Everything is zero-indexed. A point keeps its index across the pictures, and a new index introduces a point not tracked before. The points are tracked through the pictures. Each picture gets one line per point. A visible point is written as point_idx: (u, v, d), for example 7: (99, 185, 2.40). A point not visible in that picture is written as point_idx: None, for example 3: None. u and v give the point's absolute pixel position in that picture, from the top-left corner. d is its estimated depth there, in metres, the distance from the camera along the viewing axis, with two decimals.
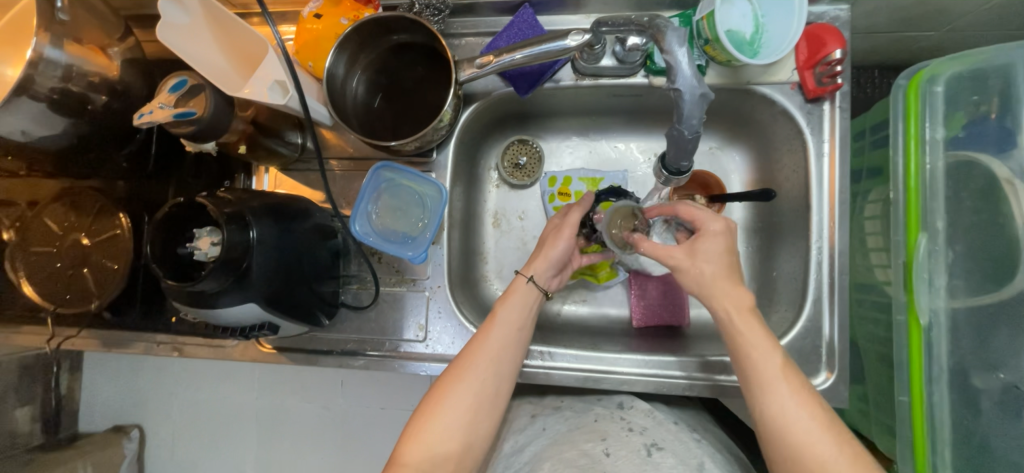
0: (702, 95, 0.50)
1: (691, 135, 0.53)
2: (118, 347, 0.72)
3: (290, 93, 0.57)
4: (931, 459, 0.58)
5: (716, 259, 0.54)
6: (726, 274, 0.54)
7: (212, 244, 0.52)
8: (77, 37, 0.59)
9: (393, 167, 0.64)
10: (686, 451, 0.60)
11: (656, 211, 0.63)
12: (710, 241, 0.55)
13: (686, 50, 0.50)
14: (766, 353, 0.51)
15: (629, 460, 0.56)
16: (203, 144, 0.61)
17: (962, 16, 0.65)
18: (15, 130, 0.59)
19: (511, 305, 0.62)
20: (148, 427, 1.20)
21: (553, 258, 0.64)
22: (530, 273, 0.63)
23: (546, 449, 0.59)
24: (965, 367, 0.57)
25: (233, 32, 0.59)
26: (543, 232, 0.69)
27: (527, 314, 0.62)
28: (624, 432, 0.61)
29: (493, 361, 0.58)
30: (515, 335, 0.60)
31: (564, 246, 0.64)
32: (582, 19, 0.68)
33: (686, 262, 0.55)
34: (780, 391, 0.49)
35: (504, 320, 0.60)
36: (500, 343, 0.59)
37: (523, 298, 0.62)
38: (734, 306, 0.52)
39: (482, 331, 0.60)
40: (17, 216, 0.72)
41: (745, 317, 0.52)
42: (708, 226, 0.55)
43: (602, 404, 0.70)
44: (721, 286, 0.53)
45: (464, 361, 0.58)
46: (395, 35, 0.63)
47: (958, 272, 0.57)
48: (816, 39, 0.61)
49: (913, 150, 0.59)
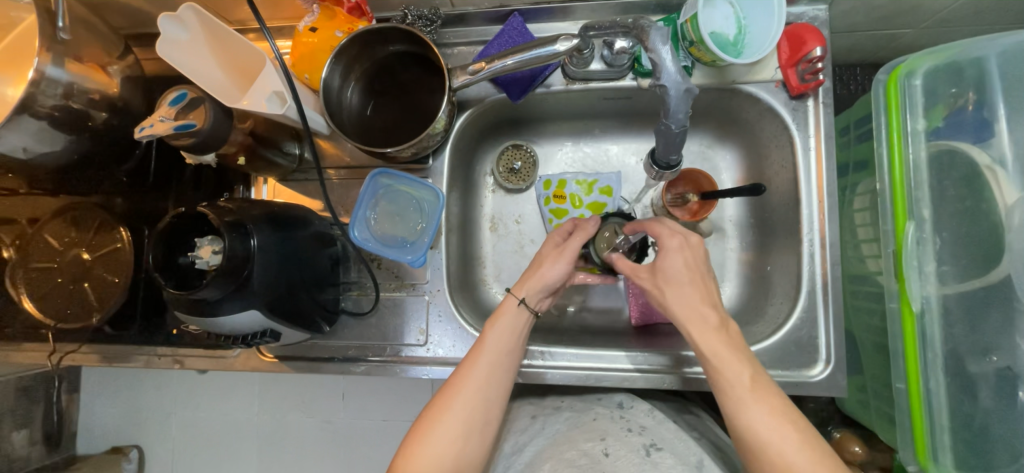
0: (686, 91, 0.52)
1: (678, 129, 0.55)
2: (118, 361, 0.72)
3: (288, 103, 0.59)
4: (932, 445, 0.59)
5: (677, 275, 0.55)
6: (690, 291, 0.54)
7: (213, 252, 0.53)
8: (77, 56, 0.60)
9: (390, 173, 0.65)
10: (685, 450, 0.61)
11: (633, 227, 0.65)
12: (669, 257, 0.56)
13: (670, 48, 0.51)
14: (736, 371, 0.50)
15: (628, 460, 0.56)
16: (203, 156, 0.62)
17: (937, 13, 0.67)
18: (15, 147, 0.60)
19: (499, 329, 0.61)
20: (147, 447, 1.19)
21: (548, 281, 0.63)
22: (521, 293, 0.62)
23: (547, 449, 0.60)
24: (959, 354, 0.58)
25: (231, 47, 0.61)
26: (542, 249, 0.67)
27: (516, 336, 0.62)
28: (623, 432, 0.62)
29: (482, 386, 0.58)
30: (503, 358, 0.60)
31: (560, 270, 0.63)
32: (570, 25, 0.70)
33: (650, 281, 0.58)
34: (746, 405, 0.49)
35: (492, 345, 0.60)
36: (488, 369, 0.59)
37: (512, 320, 0.62)
38: (695, 328, 0.53)
39: (469, 358, 0.60)
40: (17, 233, 0.74)
41: (709, 337, 0.52)
42: (664, 242, 0.57)
43: (602, 403, 0.70)
44: (684, 306, 0.54)
45: (452, 389, 0.58)
46: (392, 45, 0.65)
47: (946, 258, 0.58)
48: (796, 38, 0.63)
49: (896, 143, 0.61)
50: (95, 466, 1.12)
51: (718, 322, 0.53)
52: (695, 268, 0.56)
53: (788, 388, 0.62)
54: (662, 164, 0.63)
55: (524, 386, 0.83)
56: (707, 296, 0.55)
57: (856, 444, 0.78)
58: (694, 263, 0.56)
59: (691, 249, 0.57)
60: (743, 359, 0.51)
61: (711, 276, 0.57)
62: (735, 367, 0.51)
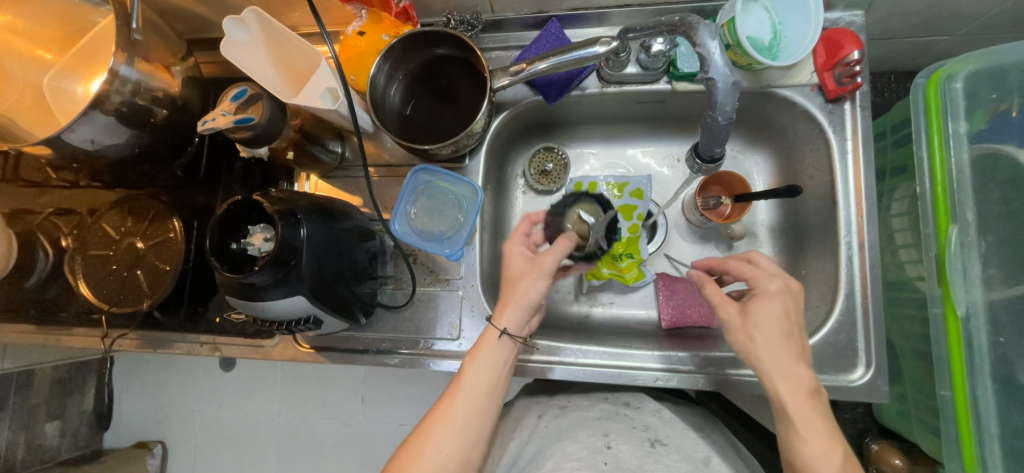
0: (735, 83, 0.54)
1: (725, 121, 0.56)
2: (161, 348, 0.76)
3: (340, 99, 0.62)
4: (980, 457, 0.57)
5: (775, 323, 0.54)
6: (783, 345, 0.53)
7: (265, 240, 0.56)
8: (146, 56, 0.64)
9: (430, 169, 0.68)
10: (690, 446, 0.61)
11: (704, 262, 0.66)
12: (767, 304, 0.55)
13: (719, 42, 0.53)
14: (811, 427, 0.50)
15: (632, 452, 0.58)
16: (256, 150, 0.65)
17: (976, 20, 0.67)
18: (85, 140, 0.63)
19: (478, 365, 0.58)
20: (171, 443, 1.22)
21: (528, 303, 0.60)
22: (502, 325, 0.59)
23: (551, 446, 0.60)
24: (1008, 358, 0.56)
25: (287, 48, 0.64)
26: (508, 271, 0.63)
27: (495, 374, 0.59)
28: (628, 428, 0.62)
29: (454, 432, 0.55)
30: (484, 397, 0.57)
31: (539, 289, 0.60)
32: (605, 31, 0.73)
33: (737, 323, 0.56)
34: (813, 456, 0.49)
35: (470, 383, 0.57)
36: (462, 412, 0.56)
37: (494, 356, 0.59)
38: (786, 385, 0.52)
39: (444, 400, 0.57)
40: (77, 223, 0.78)
41: (800, 399, 0.51)
42: (766, 286, 0.56)
43: (609, 402, 0.71)
44: (780, 362, 0.52)
45: (423, 434, 0.56)
46: (439, 48, 0.69)
47: (992, 262, 0.57)
48: (833, 42, 0.63)
49: (937, 144, 0.60)
50: (122, 459, 1.15)
51: (811, 385, 0.52)
52: (791, 318, 0.55)
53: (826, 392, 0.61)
54: (705, 157, 0.64)
55: (545, 384, 0.83)
56: (801, 355, 0.53)
57: (897, 456, 0.76)
58: (788, 313, 0.55)
59: (792, 296, 0.56)
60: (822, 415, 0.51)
61: (802, 328, 0.55)
62: (819, 431, 0.50)
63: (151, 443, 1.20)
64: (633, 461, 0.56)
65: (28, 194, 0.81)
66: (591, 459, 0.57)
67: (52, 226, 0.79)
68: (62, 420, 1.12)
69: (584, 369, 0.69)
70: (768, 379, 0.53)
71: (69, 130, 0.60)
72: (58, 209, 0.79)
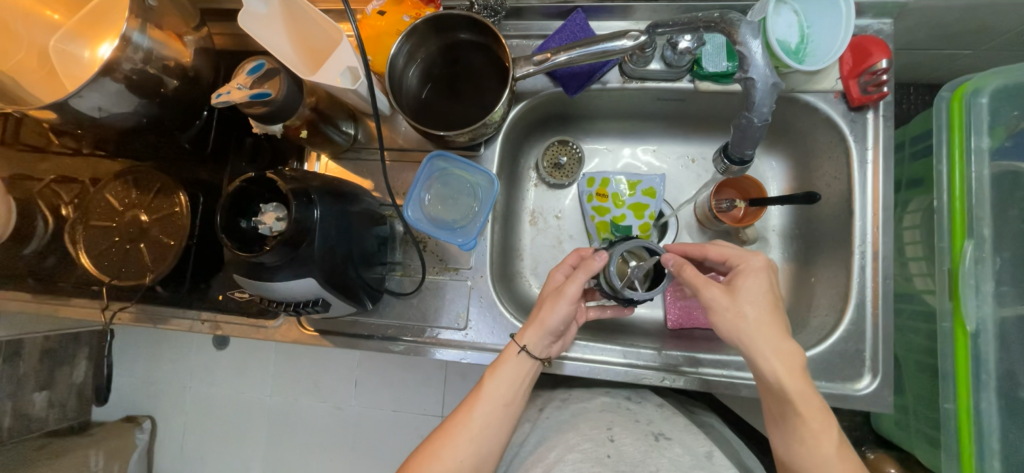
0: (774, 85, 0.54)
1: (761, 123, 0.56)
2: (160, 323, 0.75)
3: (360, 80, 0.61)
4: (978, 468, 0.57)
5: (759, 297, 0.54)
6: (772, 321, 0.53)
7: (277, 219, 0.55)
8: (159, 23, 0.62)
9: (446, 156, 0.67)
10: (693, 441, 0.61)
11: (678, 249, 0.65)
12: (753, 278, 0.55)
13: (760, 42, 0.53)
14: (817, 419, 0.51)
15: (634, 446, 0.57)
16: (271, 127, 0.64)
17: (1002, 36, 0.67)
18: (92, 106, 0.61)
19: (498, 379, 0.60)
20: (160, 419, 1.21)
21: (548, 324, 0.60)
22: (522, 342, 0.60)
23: (554, 437, 0.61)
24: (1015, 374, 0.57)
25: (305, 24, 0.63)
26: (544, 290, 0.64)
27: (515, 387, 0.61)
28: (631, 422, 0.63)
29: (471, 440, 0.58)
30: (500, 411, 0.59)
31: (561, 312, 0.59)
32: (630, 25, 0.71)
33: (725, 300, 0.55)
34: (821, 446, 0.50)
35: (490, 395, 0.60)
36: (481, 422, 0.59)
37: (514, 370, 0.61)
38: (784, 365, 0.52)
39: (463, 409, 0.60)
40: (78, 192, 0.77)
41: (796, 377, 0.51)
42: (751, 261, 0.57)
43: (611, 396, 0.71)
44: (770, 339, 0.52)
45: (442, 437, 0.58)
46: (461, 33, 0.67)
47: (1005, 279, 0.58)
48: (861, 50, 0.63)
49: (958, 158, 0.59)
50: (110, 433, 1.14)
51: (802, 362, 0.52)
52: (776, 292, 0.56)
53: (829, 398, 0.62)
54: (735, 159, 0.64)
55: (546, 377, 0.84)
56: (787, 330, 0.54)
57: (893, 465, 0.77)
58: (770, 289, 0.55)
59: (773, 272, 0.57)
60: (817, 403, 0.51)
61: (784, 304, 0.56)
62: (821, 415, 0.51)
63: (139, 418, 1.19)
64: (635, 454, 0.56)
65: (27, 160, 0.79)
66: (594, 452, 0.56)
67: (51, 193, 0.77)
68: (50, 391, 1.11)
69: (590, 365, 0.69)
70: (764, 359, 0.52)
71: (77, 96, 0.58)
72: (60, 177, 0.78)
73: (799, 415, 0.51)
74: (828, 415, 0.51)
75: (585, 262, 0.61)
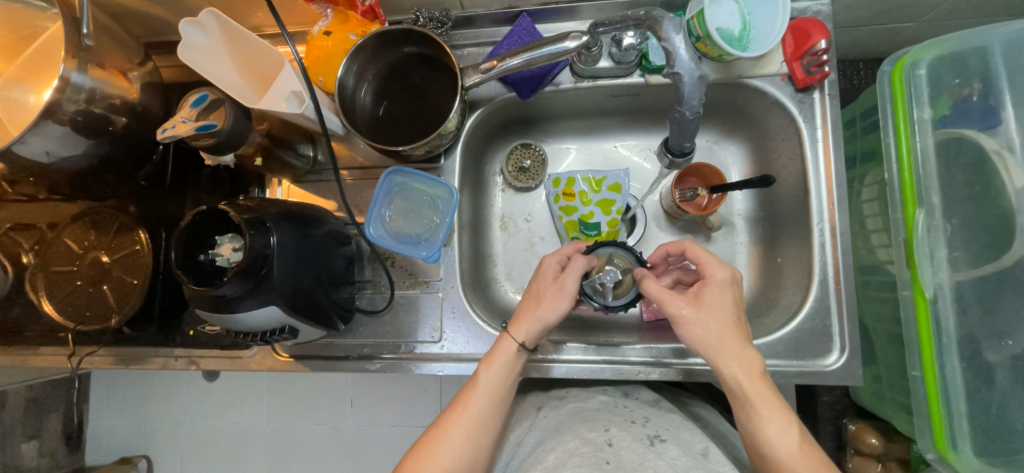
0: (700, 78, 0.57)
1: (692, 116, 0.59)
2: (135, 363, 0.74)
3: (306, 103, 0.60)
4: (949, 432, 0.59)
5: (722, 309, 0.56)
6: (732, 332, 0.55)
7: (234, 250, 0.55)
8: (100, 62, 0.61)
9: (403, 171, 0.66)
10: (690, 438, 0.61)
11: (660, 252, 0.66)
12: (715, 289, 0.57)
13: (682, 36, 0.56)
14: (782, 418, 0.52)
15: (632, 449, 0.57)
16: (221, 157, 0.63)
17: (936, 7, 0.69)
18: (39, 152, 0.60)
19: (494, 371, 0.60)
20: (156, 457, 1.19)
21: (549, 322, 0.61)
22: (522, 338, 0.60)
23: (552, 439, 0.60)
24: (976, 338, 0.58)
25: (249, 51, 0.62)
26: (535, 282, 0.64)
27: (511, 382, 0.61)
28: (628, 423, 0.62)
29: (468, 436, 0.57)
30: (498, 402, 0.59)
31: (561, 308, 0.60)
32: (578, 25, 0.72)
33: (691, 313, 0.55)
34: (781, 445, 0.51)
35: (486, 389, 0.59)
36: (478, 416, 0.58)
37: (509, 364, 0.60)
38: (743, 370, 0.53)
39: (459, 402, 0.59)
40: (37, 238, 0.75)
41: (757, 386, 0.52)
42: (714, 274, 0.58)
43: (608, 393, 0.72)
44: (730, 351, 0.54)
45: (437, 436, 0.57)
46: (407, 46, 0.67)
47: (957, 244, 0.59)
48: (801, 32, 0.64)
49: (903, 130, 0.61)
50: None
51: (761, 371, 0.54)
52: (738, 305, 0.57)
53: (800, 377, 0.63)
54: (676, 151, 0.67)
55: (533, 380, 0.84)
56: (748, 342, 0.55)
57: (874, 435, 0.79)
58: (733, 302, 0.57)
59: (734, 286, 0.58)
60: (777, 402, 0.52)
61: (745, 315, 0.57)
62: (780, 415, 0.51)
63: (135, 458, 1.17)
64: (633, 458, 0.55)
65: None
66: (592, 456, 0.55)
67: (10, 242, 0.75)
68: (39, 440, 1.09)
69: (568, 366, 0.69)
70: (727, 370, 0.53)
71: (20, 143, 0.57)
72: (16, 224, 0.76)
73: (758, 415, 0.52)
74: (790, 413, 0.52)
75: (580, 257, 0.62)
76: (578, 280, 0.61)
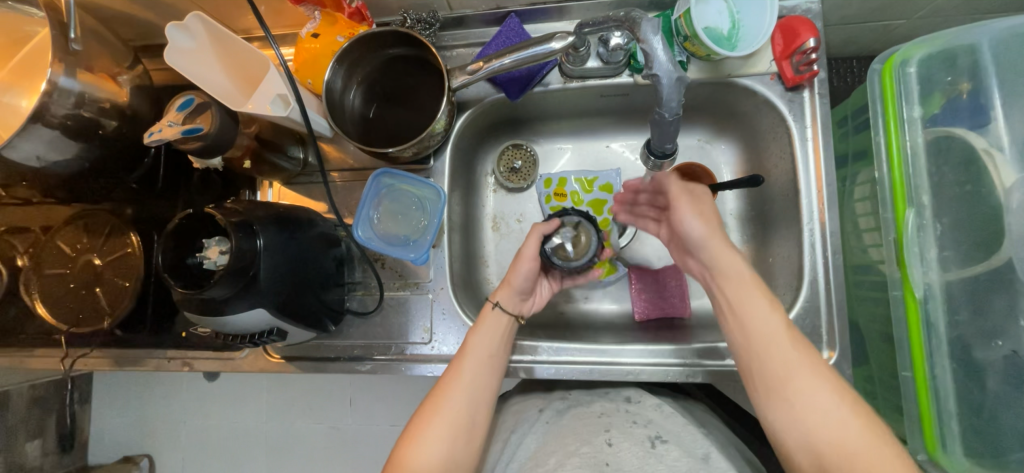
0: (679, 79, 0.56)
1: (672, 117, 0.59)
2: (130, 364, 0.75)
3: (292, 105, 0.60)
4: (939, 432, 0.59)
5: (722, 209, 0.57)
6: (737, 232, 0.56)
7: (220, 253, 0.55)
8: (88, 66, 0.61)
9: (392, 173, 0.66)
10: (690, 440, 0.61)
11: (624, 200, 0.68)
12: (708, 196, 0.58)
13: (661, 38, 0.55)
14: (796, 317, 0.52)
15: (632, 452, 0.57)
16: (210, 160, 0.64)
17: (929, 4, 0.68)
18: (30, 156, 0.61)
19: (481, 332, 0.61)
20: (158, 457, 1.20)
21: (518, 285, 0.63)
22: (497, 299, 0.63)
23: (552, 441, 0.60)
24: (968, 339, 0.57)
25: (235, 53, 0.62)
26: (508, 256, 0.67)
27: (501, 339, 0.62)
28: (628, 424, 0.62)
29: (466, 395, 0.58)
30: (488, 362, 0.60)
31: (525, 272, 0.63)
32: (567, 25, 0.72)
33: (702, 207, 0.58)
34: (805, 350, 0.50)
35: (476, 350, 0.60)
36: (472, 376, 0.59)
37: (495, 321, 0.62)
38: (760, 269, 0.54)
39: (454, 366, 0.60)
40: (31, 241, 0.75)
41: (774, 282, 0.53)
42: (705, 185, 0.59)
43: (609, 397, 0.69)
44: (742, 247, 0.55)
45: (440, 394, 0.58)
46: (391, 48, 0.67)
47: (947, 244, 0.58)
48: (790, 30, 0.64)
49: (893, 128, 0.61)
50: None
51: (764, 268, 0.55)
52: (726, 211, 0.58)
53: None
54: (658, 152, 0.69)
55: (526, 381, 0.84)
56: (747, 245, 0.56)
57: None
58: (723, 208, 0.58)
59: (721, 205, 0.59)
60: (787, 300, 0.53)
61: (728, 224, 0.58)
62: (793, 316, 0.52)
63: (137, 457, 1.19)
64: (633, 462, 0.56)
65: None
66: (592, 457, 0.56)
67: (5, 244, 0.76)
68: (42, 439, 1.10)
69: (557, 367, 0.70)
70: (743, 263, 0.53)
71: (10, 147, 0.58)
72: (11, 228, 0.76)
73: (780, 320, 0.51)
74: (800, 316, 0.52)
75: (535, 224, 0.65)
76: (537, 245, 0.63)
